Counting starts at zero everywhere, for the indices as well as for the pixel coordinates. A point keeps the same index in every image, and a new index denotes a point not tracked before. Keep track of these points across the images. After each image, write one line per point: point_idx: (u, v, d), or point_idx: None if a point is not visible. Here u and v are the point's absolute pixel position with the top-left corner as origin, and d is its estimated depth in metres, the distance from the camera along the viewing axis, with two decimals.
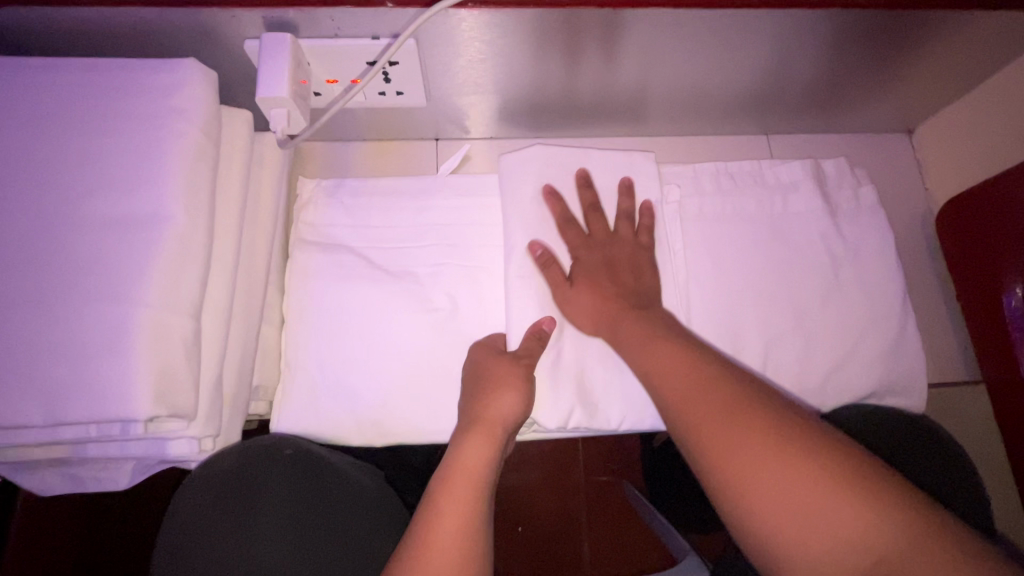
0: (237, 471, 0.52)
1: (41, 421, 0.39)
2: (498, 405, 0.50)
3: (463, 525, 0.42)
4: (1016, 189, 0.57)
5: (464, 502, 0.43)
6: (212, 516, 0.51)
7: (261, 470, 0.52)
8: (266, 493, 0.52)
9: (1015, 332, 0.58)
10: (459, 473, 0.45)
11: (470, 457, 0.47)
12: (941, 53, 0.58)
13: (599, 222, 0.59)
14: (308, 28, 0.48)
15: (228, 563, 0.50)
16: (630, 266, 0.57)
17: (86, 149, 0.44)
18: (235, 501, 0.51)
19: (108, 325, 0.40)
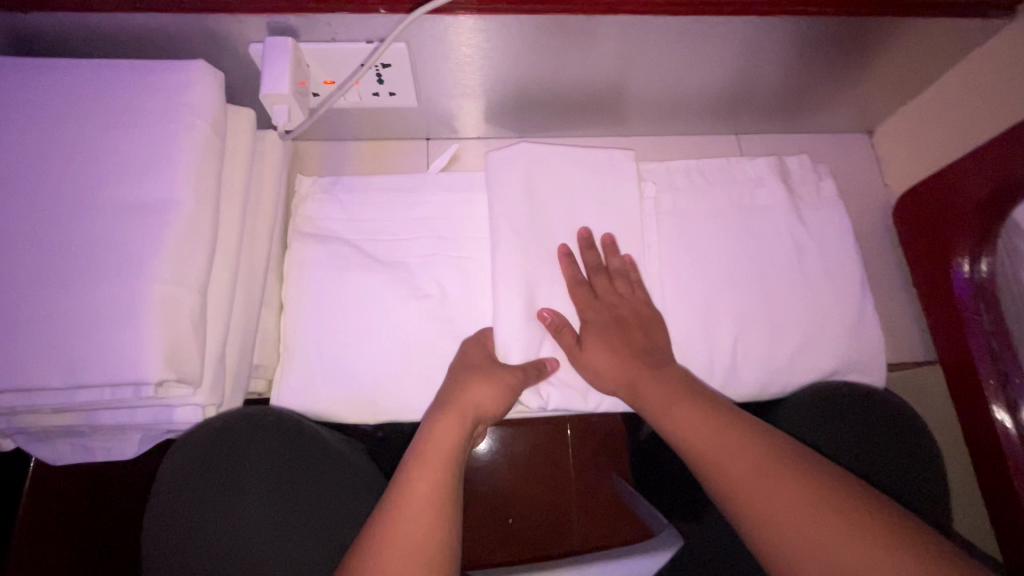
0: (224, 435, 0.54)
1: (60, 384, 0.42)
2: (474, 391, 0.56)
3: (434, 490, 0.48)
4: (962, 180, 0.62)
5: (437, 471, 0.49)
6: (201, 475, 0.53)
7: (249, 435, 0.54)
8: (255, 460, 0.54)
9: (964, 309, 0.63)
10: (432, 449, 0.51)
11: (445, 435, 0.52)
12: (891, 56, 0.63)
13: (602, 280, 0.62)
14: (308, 33, 0.53)
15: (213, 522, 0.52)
16: (637, 323, 0.60)
17: (103, 140, 0.48)
18: (223, 463, 0.53)
19: (123, 297, 0.44)
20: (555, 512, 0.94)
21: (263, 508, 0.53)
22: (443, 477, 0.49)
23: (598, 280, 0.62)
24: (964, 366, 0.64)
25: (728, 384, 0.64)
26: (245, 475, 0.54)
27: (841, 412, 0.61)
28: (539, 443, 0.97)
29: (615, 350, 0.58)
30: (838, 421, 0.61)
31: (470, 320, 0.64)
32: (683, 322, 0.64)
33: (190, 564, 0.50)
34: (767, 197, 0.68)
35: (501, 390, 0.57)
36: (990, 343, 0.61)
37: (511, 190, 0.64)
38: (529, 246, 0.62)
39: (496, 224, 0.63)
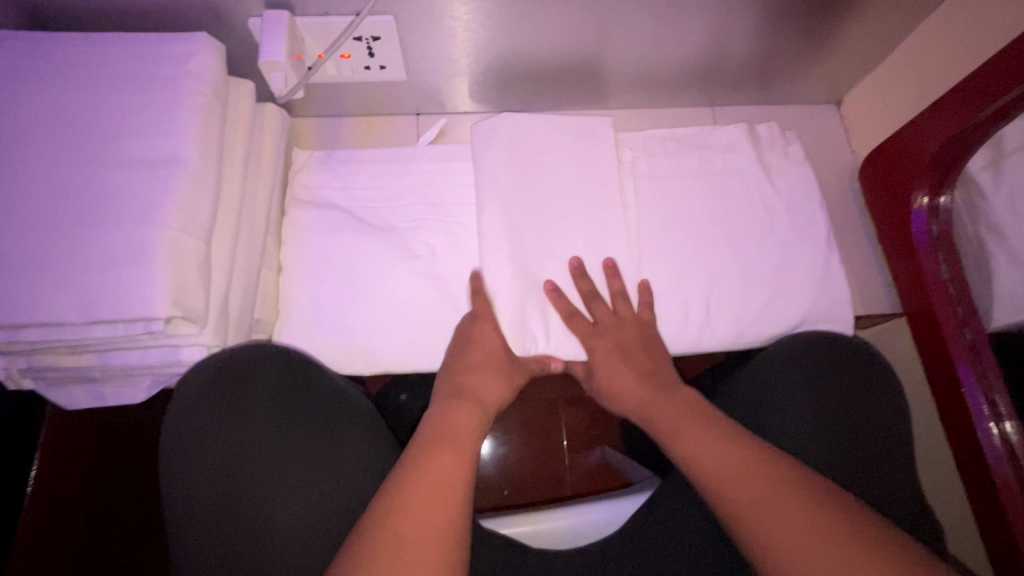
0: (226, 372, 0.57)
1: (78, 318, 0.46)
2: (478, 379, 0.60)
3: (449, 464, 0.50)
4: (919, 135, 0.66)
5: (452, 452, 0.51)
6: (207, 411, 0.56)
7: (250, 371, 0.58)
8: (265, 398, 0.58)
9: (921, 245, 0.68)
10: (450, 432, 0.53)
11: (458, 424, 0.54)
12: (849, 24, 0.67)
13: (603, 306, 0.65)
14: (303, 7, 0.57)
15: (223, 453, 0.55)
16: (639, 344, 0.64)
17: (115, 103, 0.53)
18: (227, 400, 0.57)
19: (134, 240, 0.48)
20: (548, 479, 0.96)
21: (276, 443, 0.56)
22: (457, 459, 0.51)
23: (597, 308, 0.65)
24: (927, 311, 0.68)
25: (705, 336, 0.67)
26: (256, 411, 0.57)
27: (808, 404, 0.63)
28: (533, 418, 0.98)
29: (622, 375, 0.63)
30: (807, 418, 0.63)
31: (459, 279, 0.68)
32: (660, 278, 0.68)
33: (204, 488, 0.54)
34: (739, 163, 0.72)
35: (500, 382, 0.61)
36: (948, 289, 0.66)
37: (496, 155, 0.68)
38: (514, 208, 0.66)
39: (482, 187, 0.67)
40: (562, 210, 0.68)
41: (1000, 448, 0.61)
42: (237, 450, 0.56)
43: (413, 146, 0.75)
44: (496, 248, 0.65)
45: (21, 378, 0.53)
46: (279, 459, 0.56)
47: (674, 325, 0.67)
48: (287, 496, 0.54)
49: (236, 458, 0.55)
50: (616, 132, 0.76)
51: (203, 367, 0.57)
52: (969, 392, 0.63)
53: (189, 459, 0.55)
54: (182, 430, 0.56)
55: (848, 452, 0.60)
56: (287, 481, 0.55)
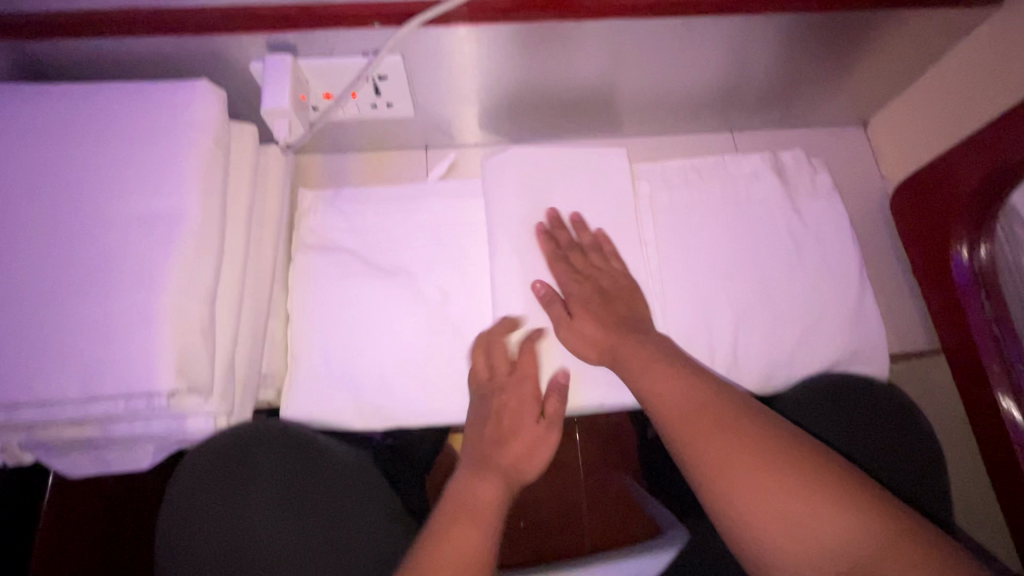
0: (227, 453, 0.54)
1: (76, 396, 0.44)
2: (508, 411, 0.56)
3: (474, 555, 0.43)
4: (959, 164, 0.62)
5: (476, 536, 0.45)
6: (207, 495, 0.54)
7: (253, 448, 0.55)
8: (267, 479, 0.56)
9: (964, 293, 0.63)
10: (473, 507, 0.47)
11: (486, 491, 0.49)
12: (879, 47, 0.64)
13: (578, 255, 0.62)
14: (307, 49, 0.54)
15: (227, 539, 0.53)
16: (602, 292, 0.60)
17: (113, 159, 0.50)
18: (228, 483, 0.54)
19: (135, 310, 0.45)
20: (565, 509, 0.93)
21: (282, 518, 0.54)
22: (481, 537, 0.45)
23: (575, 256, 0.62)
24: (969, 352, 0.64)
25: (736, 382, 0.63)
26: (258, 494, 0.55)
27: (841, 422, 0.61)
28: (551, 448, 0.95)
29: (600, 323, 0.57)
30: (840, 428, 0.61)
31: (475, 324, 0.65)
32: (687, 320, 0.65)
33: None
34: (765, 193, 0.69)
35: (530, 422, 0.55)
36: (993, 330, 0.62)
37: (509, 193, 0.65)
38: (529, 248, 0.63)
39: (495, 228, 0.64)
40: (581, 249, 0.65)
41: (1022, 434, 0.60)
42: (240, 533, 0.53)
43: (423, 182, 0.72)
44: (511, 292, 0.62)
45: (21, 452, 0.51)
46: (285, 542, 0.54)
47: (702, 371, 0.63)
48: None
49: (240, 544, 0.53)
50: (633, 163, 0.72)
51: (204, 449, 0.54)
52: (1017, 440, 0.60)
53: (190, 549, 0.52)
54: (181, 518, 0.53)
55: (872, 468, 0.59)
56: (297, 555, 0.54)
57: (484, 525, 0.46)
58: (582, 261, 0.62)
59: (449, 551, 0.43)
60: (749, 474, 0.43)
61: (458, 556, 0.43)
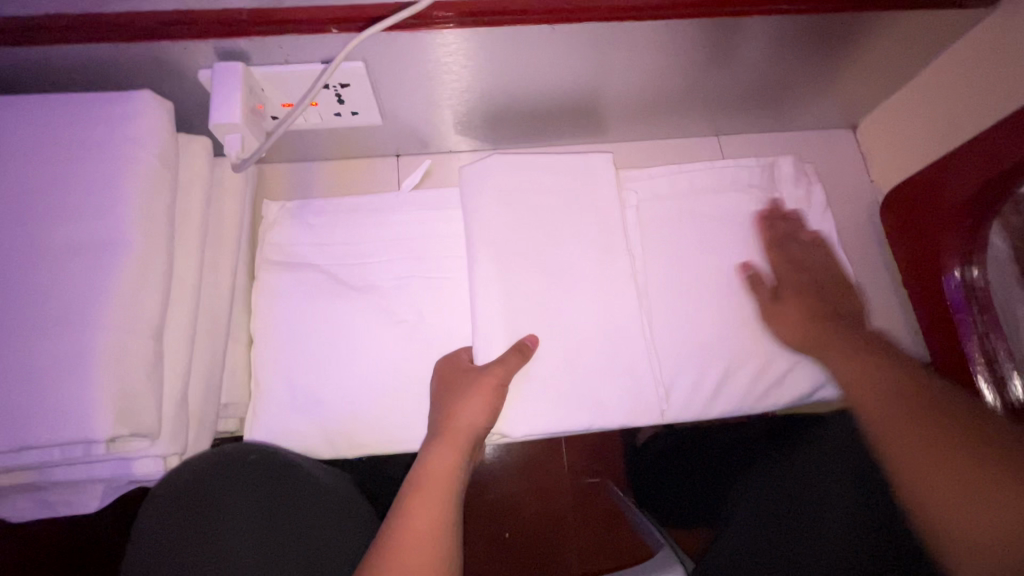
0: (196, 482, 0.51)
1: (4, 446, 0.40)
2: (463, 411, 0.53)
3: (434, 524, 0.46)
4: (951, 174, 0.60)
5: (436, 505, 0.48)
6: (177, 533, 0.50)
7: (224, 477, 0.52)
8: (242, 508, 0.52)
9: (959, 314, 0.61)
10: (432, 477, 0.50)
11: (442, 459, 0.51)
12: (872, 50, 0.61)
13: (791, 237, 0.64)
14: (260, 56, 0.50)
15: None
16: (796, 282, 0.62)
17: (46, 181, 0.46)
18: (199, 516, 0.51)
19: (70, 349, 0.42)
20: (552, 523, 0.91)
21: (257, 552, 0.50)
22: (440, 506, 0.48)
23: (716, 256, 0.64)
24: (959, 370, 0.62)
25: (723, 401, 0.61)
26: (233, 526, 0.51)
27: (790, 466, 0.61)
28: (536, 461, 0.92)
29: (807, 308, 0.61)
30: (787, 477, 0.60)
31: (450, 344, 0.62)
32: (671, 337, 0.62)
33: None
34: (749, 203, 0.67)
35: (488, 401, 0.54)
36: (984, 347, 0.60)
37: (486, 206, 0.61)
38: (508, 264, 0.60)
39: (473, 243, 0.60)
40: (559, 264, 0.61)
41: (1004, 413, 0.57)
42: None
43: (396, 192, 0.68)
44: (489, 314, 0.58)
45: None
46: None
47: (686, 393, 0.61)
48: None
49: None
50: (619, 170, 0.69)
51: (172, 481, 0.51)
52: None
53: None
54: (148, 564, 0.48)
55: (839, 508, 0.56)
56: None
57: (446, 492, 0.49)
58: (796, 250, 0.64)
59: (414, 522, 0.46)
60: (921, 454, 0.47)
61: (419, 536, 0.45)
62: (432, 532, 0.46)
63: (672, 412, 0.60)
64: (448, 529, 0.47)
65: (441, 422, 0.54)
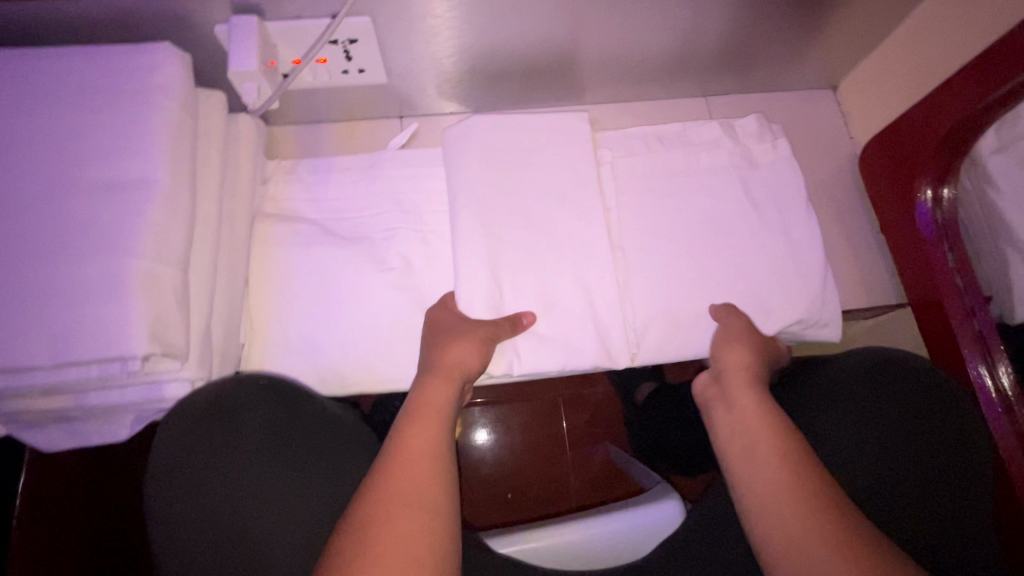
0: (213, 402, 0.52)
1: (47, 361, 0.44)
2: (454, 351, 0.57)
3: (430, 446, 0.49)
4: (922, 122, 0.64)
5: (431, 429, 0.51)
6: (195, 442, 0.51)
7: (239, 400, 0.53)
8: (254, 432, 0.53)
9: (928, 247, 0.65)
10: (425, 409, 0.53)
11: (438, 392, 0.54)
12: (850, 7, 0.64)
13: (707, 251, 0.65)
14: (273, 11, 0.53)
15: (213, 489, 0.51)
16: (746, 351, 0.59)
17: (77, 123, 0.49)
18: (216, 430, 0.52)
19: (104, 273, 0.45)
20: (552, 482, 0.94)
21: (277, 489, 0.52)
22: (437, 430, 0.51)
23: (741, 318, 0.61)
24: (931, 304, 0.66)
25: (688, 343, 0.63)
26: (246, 444, 0.53)
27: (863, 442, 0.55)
28: (535, 421, 0.97)
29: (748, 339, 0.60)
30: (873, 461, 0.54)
31: (437, 297, 0.64)
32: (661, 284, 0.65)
33: (187, 534, 0.48)
34: (735, 154, 0.69)
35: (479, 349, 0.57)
36: (955, 280, 0.64)
37: (471, 162, 0.63)
38: (503, 210, 0.62)
39: (455, 202, 0.62)
40: (542, 211, 0.63)
41: (994, 398, 0.58)
42: (233, 498, 0.51)
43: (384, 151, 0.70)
44: (477, 263, 0.60)
45: None
46: (271, 488, 0.51)
47: (660, 335, 0.63)
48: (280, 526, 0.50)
49: (228, 490, 0.51)
50: (594, 132, 0.72)
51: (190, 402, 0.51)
52: (985, 400, 0.59)
53: (181, 495, 0.50)
54: (169, 467, 0.51)
55: (920, 508, 0.51)
56: (331, 511, 0.52)
57: (440, 420, 0.52)
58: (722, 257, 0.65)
59: (411, 445, 0.49)
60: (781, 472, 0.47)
61: (418, 454, 0.48)
62: (432, 451, 0.49)
63: (644, 356, 0.63)
64: (443, 452, 0.50)
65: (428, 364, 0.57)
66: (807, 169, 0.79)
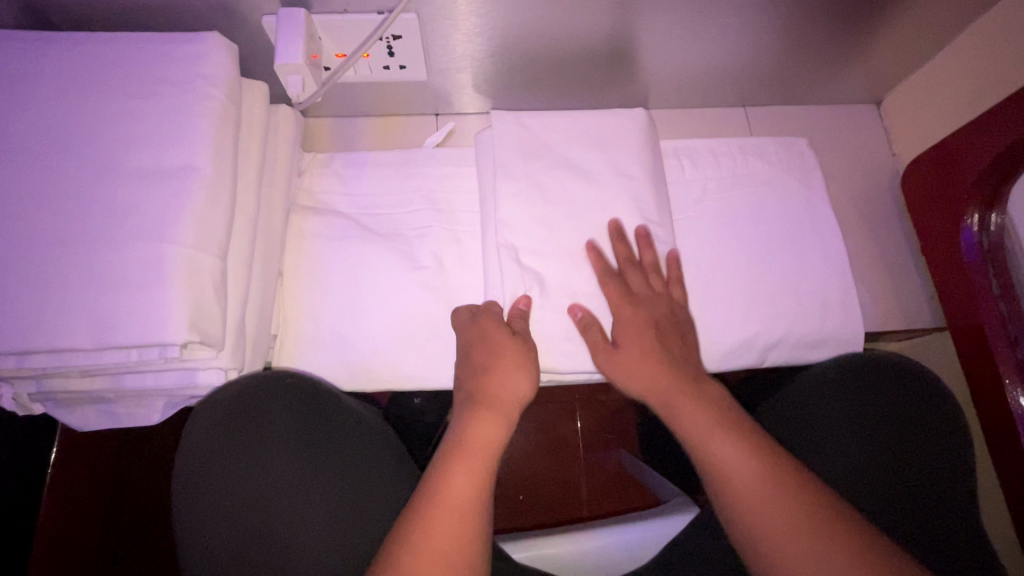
0: (241, 399, 0.52)
1: (89, 344, 0.44)
2: (504, 379, 0.52)
3: (470, 496, 0.44)
4: (965, 147, 0.63)
5: (474, 477, 0.45)
6: (222, 441, 0.51)
7: (267, 401, 0.53)
8: (282, 435, 0.53)
9: (974, 272, 0.64)
10: (468, 453, 0.46)
11: (489, 428, 0.48)
12: (904, 20, 0.63)
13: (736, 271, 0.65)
14: (322, 4, 0.53)
15: (239, 488, 0.50)
16: (672, 323, 0.56)
17: (124, 109, 0.49)
18: (242, 430, 0.52)
19: (147, 259, 0.46)
20: (566, 485, 0.94)
21: (305, 492, 0.51)
22: (483, 477, 0.45)
23: (630, 278, 0.58)
24: (973, 330, 0.64)
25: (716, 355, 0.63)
26: (274, 445, 0.52)
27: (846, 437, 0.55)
28: (551, 425, 0.96)
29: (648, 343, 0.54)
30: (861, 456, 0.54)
31: (466, 297, 0.63)
32: (692, 296, 0.65)
33: (214, 531, 0.48)
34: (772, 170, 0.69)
35: (523, 366, 0.53)
36: (998, 306, 0.62)
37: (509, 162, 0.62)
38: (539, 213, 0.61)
39: (490, 203, 0.62)
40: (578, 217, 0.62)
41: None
42: (259, 497, 0.50)
43: (420, 148, 0.70)
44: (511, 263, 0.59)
45: (30, 402, 0.51)
46: (296, 491, 0.51)
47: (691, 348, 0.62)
48: (306, 526, 0.50)
49: (254, 492, 0.50)
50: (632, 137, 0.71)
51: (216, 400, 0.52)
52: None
53: (207, 494, 0.49)
54: (198, 461, 0.50)
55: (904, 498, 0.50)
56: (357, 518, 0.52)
57: (486, 463, 0.46)
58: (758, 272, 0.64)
59: (447, 495, 0.44)
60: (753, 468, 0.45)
61: (456, 507, 0.43)
62: (471, 504, 0.44)
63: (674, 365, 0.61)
64: (482, 505, 0.44)
65: (472, 391, 0.51)
66: (845, 184, 0.77)
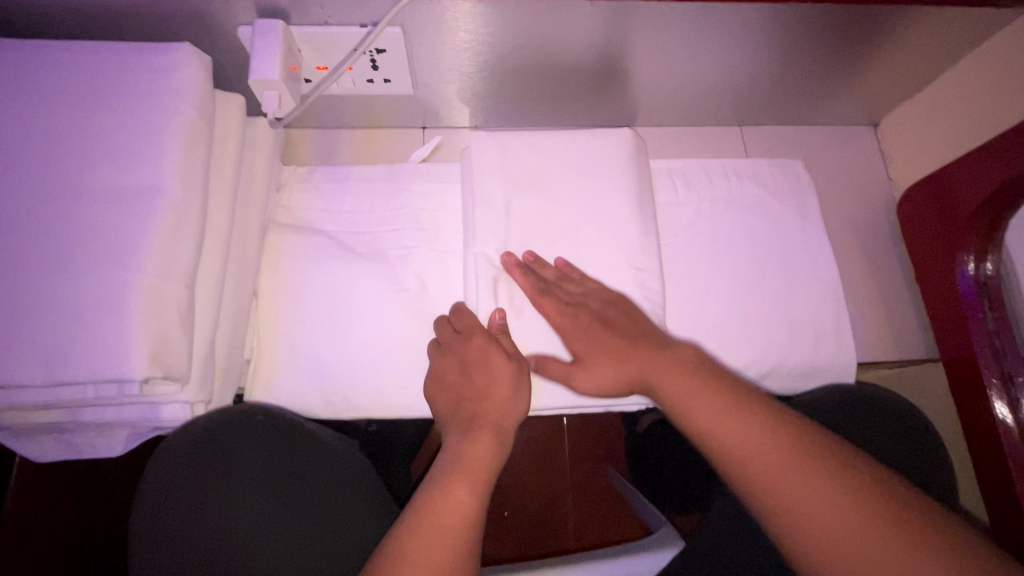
0: (207, 435, 0.50)
1: (41, 380, 0.41)
2: (496, 388, 0.50)
3: (464, 513, 0.43)
4: (962, 179, 0.62)
5: (475, 494, 0.44)
6: (187, 479, 0.49)
7: (234, 438, 0.50)
8: (249, 474, 0.51)
9: (969, 309, 0.62)
10: (466, 468, 0.45)
11: (483, 447, 0.47)
12: (904, 45, 0.61)
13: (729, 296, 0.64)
14: (301, 16, 0.51)
15: (200, 529, 0.48)
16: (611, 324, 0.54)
17: (86, 125, 0.47)
18: (208, 467, 0.50)
19: (106, 289, 0.43)
20: (551, 503, 0.92)
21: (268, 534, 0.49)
22: (478, 496, 0.44)
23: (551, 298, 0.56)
24: (966, 368, 0.63)
25: None
26: (239, 484, 0.50)
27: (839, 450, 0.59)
28: (538, 442, 0.94)
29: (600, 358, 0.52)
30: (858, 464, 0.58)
31: None
32: (683, 324, 0.63)
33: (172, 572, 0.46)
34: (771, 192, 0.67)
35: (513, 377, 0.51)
36: (993, 342, 0.61)
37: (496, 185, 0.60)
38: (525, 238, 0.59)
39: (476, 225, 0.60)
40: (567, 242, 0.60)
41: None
42: (220, 539, 0.48)
43: (405, 164, 0.68)
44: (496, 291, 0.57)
45: None
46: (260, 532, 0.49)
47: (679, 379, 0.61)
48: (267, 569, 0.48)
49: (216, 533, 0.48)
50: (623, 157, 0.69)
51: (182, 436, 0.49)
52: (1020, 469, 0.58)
53: (168, 534, 0.48)
54: (160, 500, 0.49)
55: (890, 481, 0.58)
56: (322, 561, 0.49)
57: (482, 481, 0.45)
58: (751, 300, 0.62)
59: (442, 513, 0.43)
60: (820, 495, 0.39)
61: (451, 522, 0.42)
62: (465, 525, 0.42)
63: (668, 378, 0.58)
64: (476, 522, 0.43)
65: (468, 412, 0.49)
66: (840, 207, 0.76)
